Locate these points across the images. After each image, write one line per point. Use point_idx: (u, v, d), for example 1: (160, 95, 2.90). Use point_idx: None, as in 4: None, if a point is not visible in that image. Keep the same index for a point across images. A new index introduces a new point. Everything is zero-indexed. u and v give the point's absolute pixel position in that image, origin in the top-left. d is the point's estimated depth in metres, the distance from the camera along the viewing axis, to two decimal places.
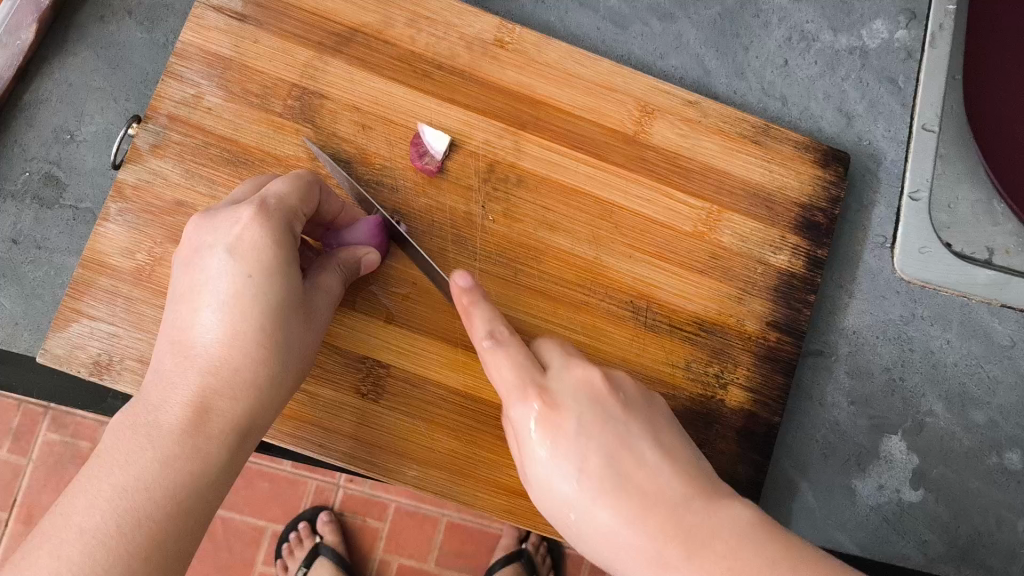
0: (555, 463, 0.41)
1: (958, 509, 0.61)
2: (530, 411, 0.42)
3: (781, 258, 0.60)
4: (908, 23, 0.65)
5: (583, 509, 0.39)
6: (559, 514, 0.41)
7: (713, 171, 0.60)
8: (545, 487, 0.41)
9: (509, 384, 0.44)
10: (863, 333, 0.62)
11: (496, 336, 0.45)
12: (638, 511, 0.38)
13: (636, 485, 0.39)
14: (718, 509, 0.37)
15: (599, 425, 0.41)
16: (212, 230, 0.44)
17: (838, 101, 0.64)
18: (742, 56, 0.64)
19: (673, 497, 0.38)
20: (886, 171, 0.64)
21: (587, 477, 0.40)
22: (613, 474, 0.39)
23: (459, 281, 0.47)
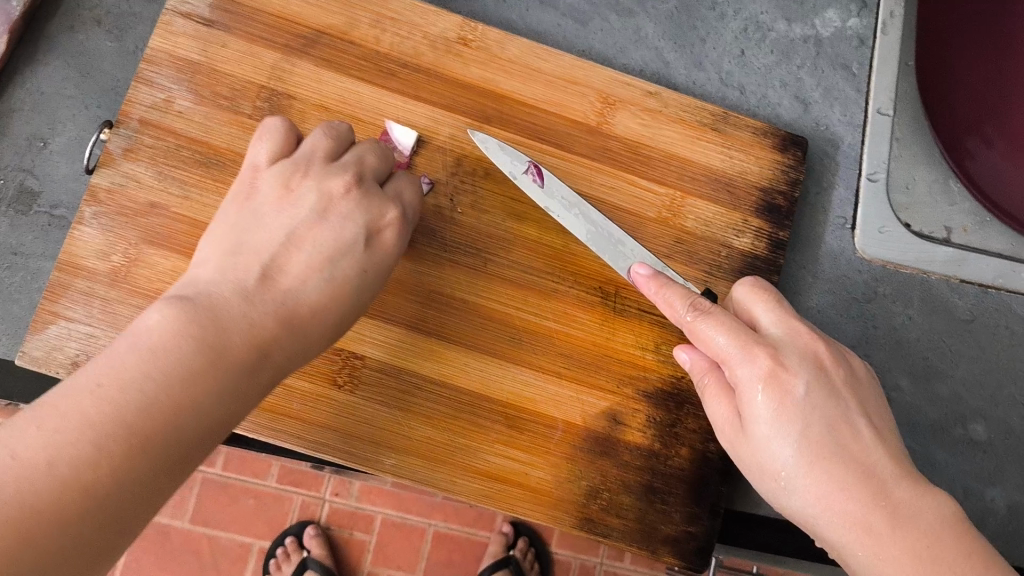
0: (775, 430, 0.44)
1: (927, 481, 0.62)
2: (756, 370, 0.45)
3: (744, 241, 0.61)
4: (859, 11, 0.68)
5: (796, 475, 0.43)
6: (766, 469, 0.44)
7: (675, 158, 0.61)
8: (760, 445, 0.45)
9: (727, 347, 0.46)
10: (827, 312, 0.64)
11: (699, 309, 0.48)
12: (852, 481, 0.42)
13: (853, 456, 0.43)
14: (926, 490, 0.41)
15: (822, 397, 0.44)
16: (359, 207, 0.48)
17: (794, 89, 0.66)
18: (700, 48, 0.66)
19: (884, 474, 0.42)
20: (843, 155, 0.66)
21: (808, 443, 0.43)
22: (834, 444, 0.43)
23: (641, 270, 0.52)
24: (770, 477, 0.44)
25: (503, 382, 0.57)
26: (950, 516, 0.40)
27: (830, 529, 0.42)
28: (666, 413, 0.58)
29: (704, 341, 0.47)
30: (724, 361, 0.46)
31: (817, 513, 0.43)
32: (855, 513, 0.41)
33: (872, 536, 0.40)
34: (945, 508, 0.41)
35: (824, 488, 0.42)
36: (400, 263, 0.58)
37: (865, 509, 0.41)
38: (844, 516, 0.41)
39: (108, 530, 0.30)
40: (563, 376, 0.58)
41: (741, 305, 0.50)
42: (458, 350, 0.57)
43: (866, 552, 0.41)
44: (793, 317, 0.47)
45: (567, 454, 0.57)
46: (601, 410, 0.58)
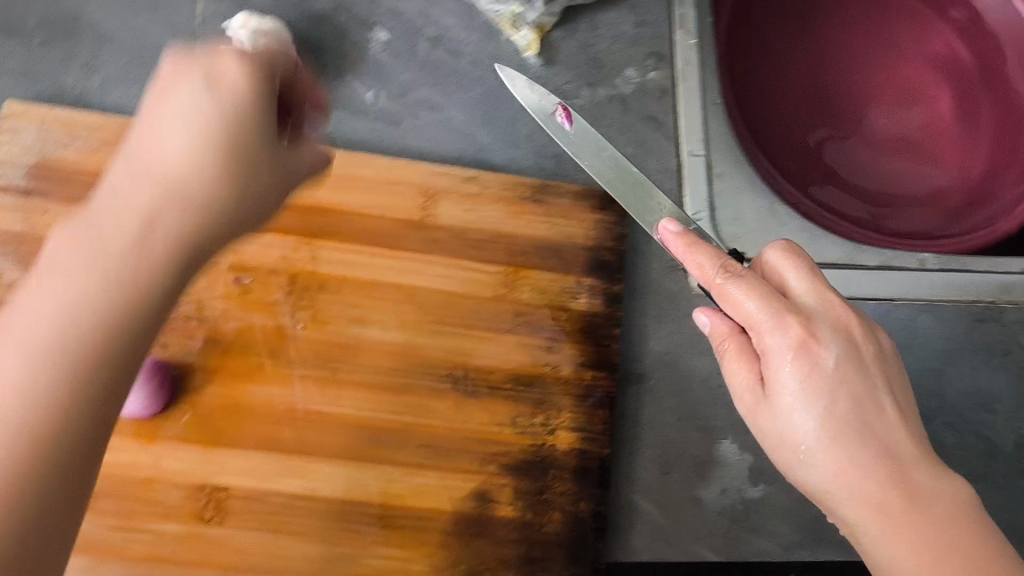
0: (801, 401, 0.44)
1: (801, 496, 0.63)
2: (788, 338, 0.45)
3: (581, 301, 0.64)
4: (656, 64, 0.72)
5: (816, 448, 0.44)
6: (785, 438, 0.45)
7: (503, 237, 0.64)
8: (781, 414, 0.45)
9: (757, 313, 0.46)
10: (676, 351, 0.66)
11: (729, 272, 0.48)
12: (872, 459, 0.43)
13: (875, 435, 0.44)
14: (943, 474, 0.43)
15: (850, 371, 0.45)
16: (186, 63, 0.43)
17: (608, 148, 0.70)
18: (511, 126, 0.69)
19: (905, 455, 0.43)
20: (666, 201, 0.69)
21: (832, 417, 0.44)
22: (858, 421, 0.44)
23: (670, 226, 0.51)
24: (789, 448, 0.45)
25: (370, 482, 0.59)
26: (965, 502, 0.42)
27: (845, 504, 0.43)
28: (532, 482, 0.60)
29: (732, 306, 0.47)
30: (755, 326, 0.46)
31: (836, 487, 0.43)
32: (869, 491, 0.42)
33: (887, 516, 0.42)
34: (961, 496, 0.42)
35: (846, 465, 0.43)
36: (252, 389, 0.60)
37: (883, 488, 0.42)
38: (857, 492, 0.43)
39: (48, 479, 0.33)
40: (426, 466, 0.59)
41: (767, 270, 0.50)
42: (319, 460, 0.59)
43: (883, 532, 0.42)
44: (826, 288, 0.48)
45: (442, 541, 0.58)
46: (468, 491, 0.59)
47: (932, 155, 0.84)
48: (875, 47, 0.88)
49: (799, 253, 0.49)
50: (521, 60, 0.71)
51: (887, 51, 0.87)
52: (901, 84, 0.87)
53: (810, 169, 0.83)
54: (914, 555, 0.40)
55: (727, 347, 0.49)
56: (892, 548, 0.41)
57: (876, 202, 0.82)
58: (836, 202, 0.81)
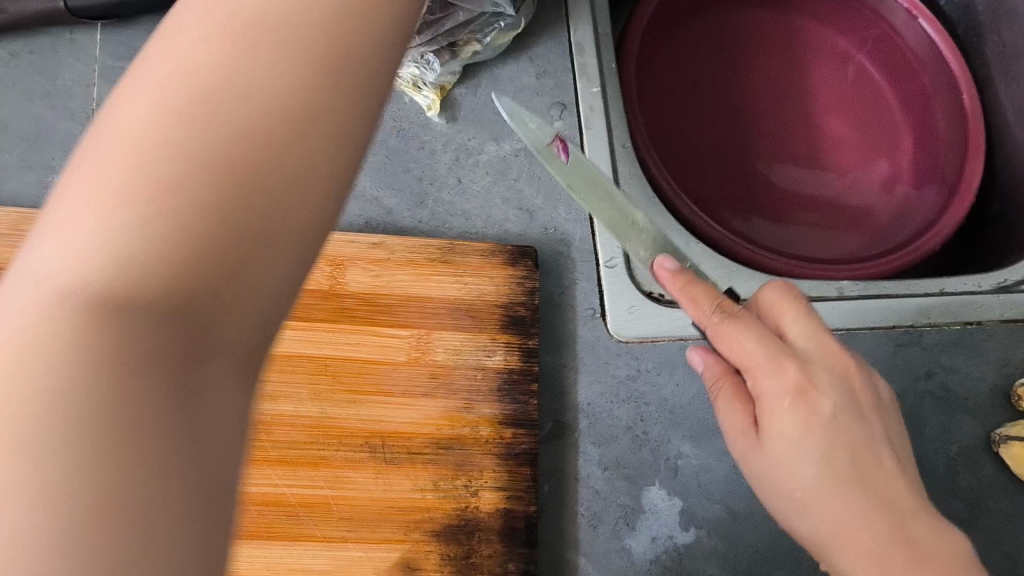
0: (800, 448, 0.46)
1: (732, 537, 0.62)
2: (789, 382, 0.47)
3: (497, 359, 0.63)
4: (561, 113, 0.72)
5: (814, 498, 0.46)
6: (783, 486, 0.47)
7: (413, 300, 0.64)
8: (780, 461, 0.47)
9: (758, 358, 0.47)
10: (596, 403, 0.65)
11: (728, 315, 0.49)
12: (871, 511, 0.45)
13: (873, 486, 0.46)
14: (940, 529, 0.45)
15: (850, 419, 0.47)
16: None
17: (516, 201, 0.69)
18: (417, 186, 0.69)
19: (901, 507, 0.46)
20: (577, 251, 0.69)
21: (832, 467, 0.46)
22: (856, 472, 0.46)
23: (664, 263, 0.51)
24: (786, 496, 0.47)
25: (291, 561, 0.57)
26: (960, 552, 0.45)
27: (843, 557, 0.45)
28: (458, 546, 0.59)
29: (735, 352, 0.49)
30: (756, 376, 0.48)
31: (842, 537, 0.45)
32: (871, 546, 0.45)
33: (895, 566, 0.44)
34: (957, 550, 0.45)
35: (850, 514, 0.45)
36: None
37: (882, 542, 0.45)
38: (859, 545, 0.45)
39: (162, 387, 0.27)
40: (347, 539, 0.58)
41: (763, 311, 0.51)
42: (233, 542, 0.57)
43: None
44: (823, 330, 0.49)
45: None
46: (394, 561, 0.58)
47: (846, 174, 0.86)
48: (784, 74, 0.90)
49: (795, 292, 0.51)
50: (425, 119, 0.71)
51: (796, 76, 0.90)
52: (811, 107, 0.89)
53: (727, 199, 0.83)
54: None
55: (727, 386, 0.50)
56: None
57: (794, 226, 0.82)
58: (754, 231, 0.81)
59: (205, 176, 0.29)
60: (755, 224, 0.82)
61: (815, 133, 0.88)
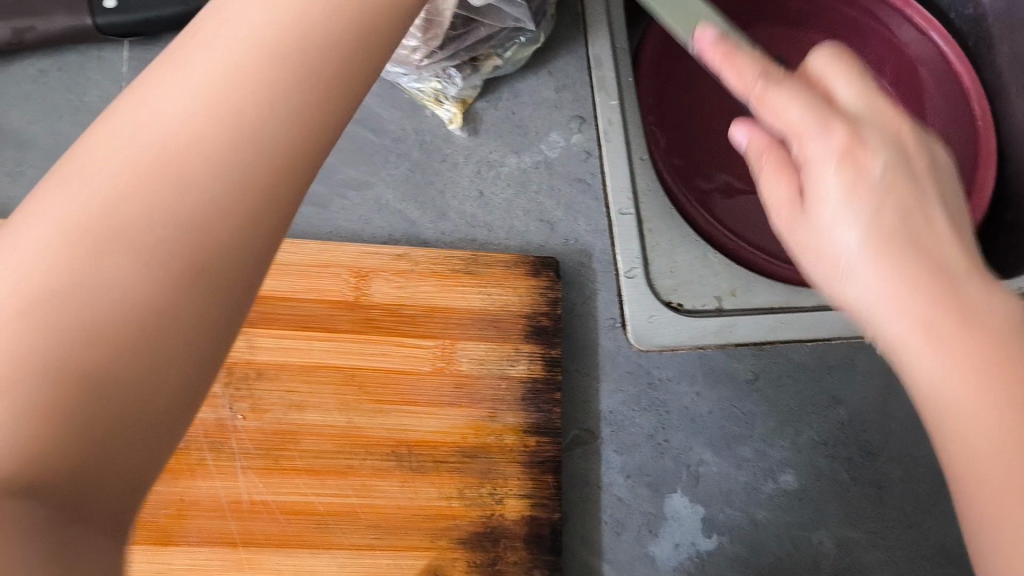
0: (841, 215, 0.39)
1: (753, 543, 0.63)
2: (830, 141, 0.39)
3: (520, 368, 0.64)
4: (580, 127, 0.73)
5: (859, 264, 0.38)
6: (828, 258, 0.39)
7: (437, 310, 0.65)
8: (823, 231, 0.39)
9: (799, 115, 0.40)
10: (619, 411, 0.66)
11: (769, 73, 0.41)
12: (920, 272, 0.37)
13: (921, 245, 0.38)
14: (999, 292, 0.36)
15: (898, 179, 0.39)
16: None
17: (537, 213, 0.70)
18: (440, 199, 0.70)
19: (954, 266, 0.37)
20: (598, 261, 0.70)
21: (879, 227, 0.38)
22: (903, 229, 0.38)
23: (708, 35, 0.43)
24: (828, 266, 0.39)
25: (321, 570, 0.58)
26: (1022, 322, 0.35)
27: (886, 325, 0.37)
28: (483, 553, 0.60)
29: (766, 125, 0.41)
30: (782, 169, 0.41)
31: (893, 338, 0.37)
32: (918, 309, 0.36)
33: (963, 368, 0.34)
34: (1018, 313, 0.36)
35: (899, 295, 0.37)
36: (196, 483, 0.60)
37: (931, 305, 0.36)
38: (900, 313, 0.36)
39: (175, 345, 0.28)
40: (375, 546, 0.59)
41: (809, 73, 0.43)
42: (262, 550, 0.58)
43: (944, 392, 0.35)
44: (877, 91, 0.42)
45: None
46: (421, 568, 0.59)
47: None
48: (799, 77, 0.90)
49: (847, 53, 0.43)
50: (447, 133, 0.72)
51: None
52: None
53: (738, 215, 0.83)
54: (954, 382, 0.34)
55: (768, 159, 0.42)
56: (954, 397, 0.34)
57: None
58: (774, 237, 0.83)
59: (199, 154, 0.29)
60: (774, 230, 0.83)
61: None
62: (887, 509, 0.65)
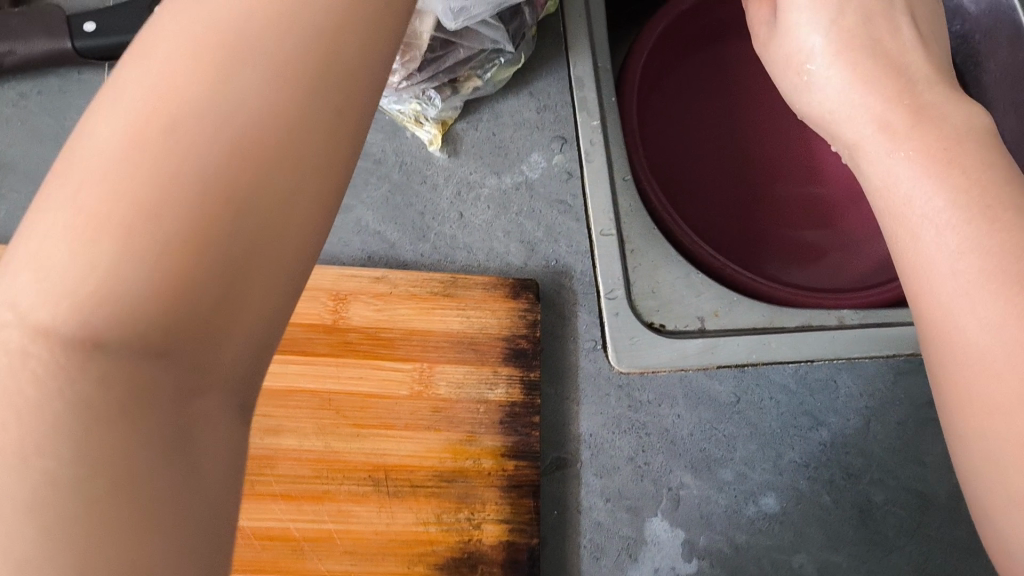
0: (809, 18, 0.51)
1: (734, 567, 0.63)
2: None
3: (499, 392, 0.64)
4: (561, 147, 0.73)
5: (824, 65, 0.51)
6: (795, 56, 0.52)
7: (416, 333, 0.65)
8: (792, 31, 0.52)
9: None
10: (598, 434, 0.66)
11: None
12: (870, 80, 0.49)
13: (885, 49, 0.50)
14: (956, 102, 0.48)
15: None
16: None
17: (518, 235, 0.70)
18: (420, 220, 0.70)
19: (911, 72, 0.49)
20: (579, 282, 0.70)
21: (841, 30, 0.50)
22: (869, 38, 0.50)
23: None
24: (794, 71, 0.52)
25: None
26: (978, 125, 0.47)
27: (852, 127, 0.50)
28: None
29: (801, 32, 0.51)
30: (805, 59, 0.52)
31: (920, 208, 0.44)
32: (878, 113, 0.48)
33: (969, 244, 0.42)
34: (975, 123, 0.47)
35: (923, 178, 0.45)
36: None
37: (883, 114, 0.48)
38: (865, 109, 0.49)
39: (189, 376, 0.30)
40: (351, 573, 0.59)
41: None
42: None
43: (953, 254, 0.42)
44: None
45: None
46: None
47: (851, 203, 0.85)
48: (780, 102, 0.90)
49: None
50: (427, 154, 0.72)
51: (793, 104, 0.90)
52: (809, 134, 0.89)
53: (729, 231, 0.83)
54: (994, 326, 0.40)
55: None
56: (958, 264, 0.42)
57: (806, 255, 0.83)
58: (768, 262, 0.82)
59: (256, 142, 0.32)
60: (768, 254, 0.83)
61: (813, 160, 0.88)
62: (869, 532, 0.65)
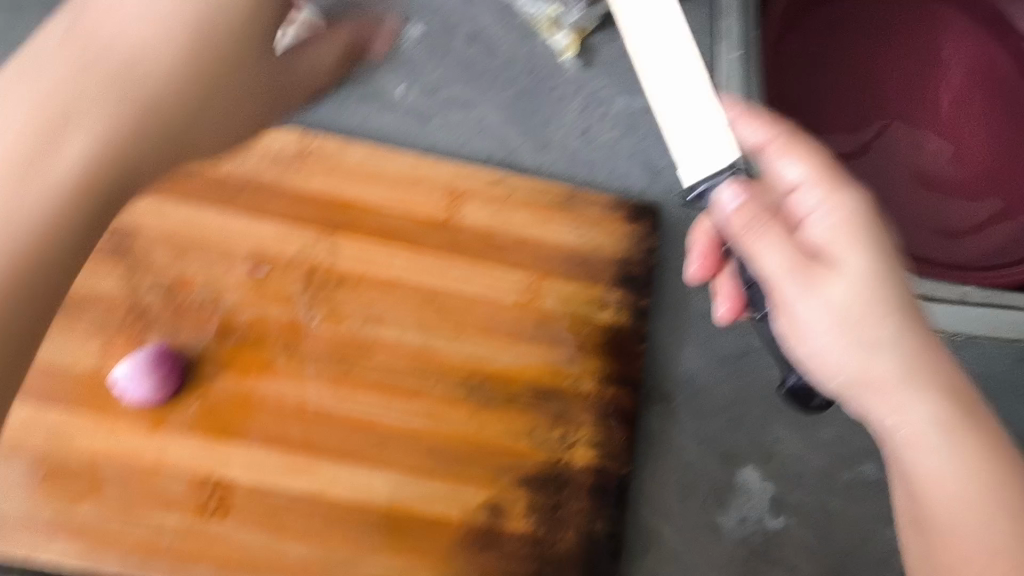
0: (813, 304, 0.41)
1: (822, 531, 0.60)
2: (812, 192, 0.45)
3: (607, 314, 0.62)
4: (697, 75, 0.70)
5: (893, 401, 0.39)
6: (835, 382, 0.42)
7: (526, 243, 0.62)
8: (822, 363, 0.42)
9: (817, 168, 0.46)
10: (700, 374, 0.63)
11: (801, 171, 0.47)
12: (950, 431, 0.38)
13: (927, 376, 0.39)
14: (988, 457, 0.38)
15: (885, 272, 0.41)
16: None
17: (643, 158, 0.67)
18: (544, 130, 0.67)
19: (964, 403, 0.39)
20: (698, 216, 0.67)
21: (873, 364, 0.40)
22: (921, 355, 0.40)
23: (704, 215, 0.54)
24: (837, 394, 0.42)
25: (376, 487, 0.57)
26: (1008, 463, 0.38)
27: (916, 472, 0.39)
28: (545, 498, 0.58)
29: (809, 332, 0.42)
30: (807, 334, 0.42)
31: (925, 466, 0.38)
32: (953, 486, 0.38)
33: (960, 417, 0.38)
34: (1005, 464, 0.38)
35: (857, 317, 0.40)
36: (262, 382, 0.57)
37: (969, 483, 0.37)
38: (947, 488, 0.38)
39: None
40: (436, 474, 0.57)
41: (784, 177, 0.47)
42: (321, 459, 0.57)
43: (895, 381, 0.39)
44: (839, 176, 0.45)
45: (449, 554, 0.56)
46: (480, 503, 0.57)
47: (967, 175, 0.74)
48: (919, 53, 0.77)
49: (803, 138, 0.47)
50: (558, 62, 0.69)
51: None
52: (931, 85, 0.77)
53: None
54: None
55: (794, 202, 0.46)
56: (948, 469, 0.38)
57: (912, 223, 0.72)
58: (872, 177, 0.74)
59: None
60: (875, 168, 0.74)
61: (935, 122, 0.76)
62: None
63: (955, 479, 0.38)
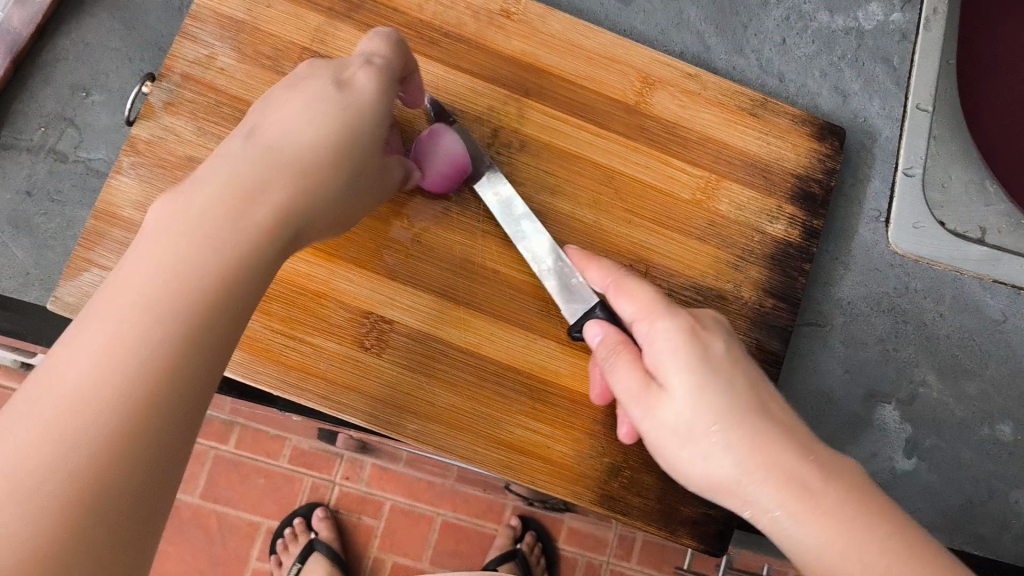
0: (661, 406, 0.44)
1: (947, 478, 0.61)
2: (642, 325, 0.46)
3: (778, 227, 0.61)
4: (903, 6, 0.68)
5: (745, 486, 0.41)
6: (712, 487, 0.43)
7: (711, 141, 0.61)
8: (687, 467, 0.43)
9: (642, 303, 0.47)
10: (857, 304, 0.63)
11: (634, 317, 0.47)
12: (804, 508, 0.40)
13: (793, 469, 0.41)
14: (852, 523, 0.39)
15: (701, 394, 0.42)
16: (324, 66, 0.46)
17: (835, 80, 0.66)
18: (741, 33, 0.66)
19: (836, 491, 0.40)
20: (880, 147, 0.66)
21: (731, 451, 0.42)
22: (766, 446, 0.41)
23: (590, 332, 0.49)
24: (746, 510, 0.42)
25: (528, 352, 0.57)
26: (894, 539, 0.38)
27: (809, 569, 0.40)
28: None
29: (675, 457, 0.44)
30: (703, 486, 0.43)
31: (794, 550, 0.40)
32: (822, 555, 0.39)
33: (806, 506, 0.40)
34: (887, 538, 0.38)
35: (689, 435, 0.43)
36: (433, 230, 0.58)
37: (835, 547, 0.39)
38: (821, 557, 0.39)
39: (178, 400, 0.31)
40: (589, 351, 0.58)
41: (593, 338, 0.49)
42: (479, 317, 0.57)
43: (785, 516, 0.40)
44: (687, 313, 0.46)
45: (589, 429, 0.57)
46: None
47: None
48: None
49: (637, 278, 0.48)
50: None
51: None
52: None
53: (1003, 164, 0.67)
54: None
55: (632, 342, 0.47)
56: (809, 547, 0.39)
57: None
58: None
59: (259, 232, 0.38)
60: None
61: None
62: None
63: (818, 552, 0.39)
